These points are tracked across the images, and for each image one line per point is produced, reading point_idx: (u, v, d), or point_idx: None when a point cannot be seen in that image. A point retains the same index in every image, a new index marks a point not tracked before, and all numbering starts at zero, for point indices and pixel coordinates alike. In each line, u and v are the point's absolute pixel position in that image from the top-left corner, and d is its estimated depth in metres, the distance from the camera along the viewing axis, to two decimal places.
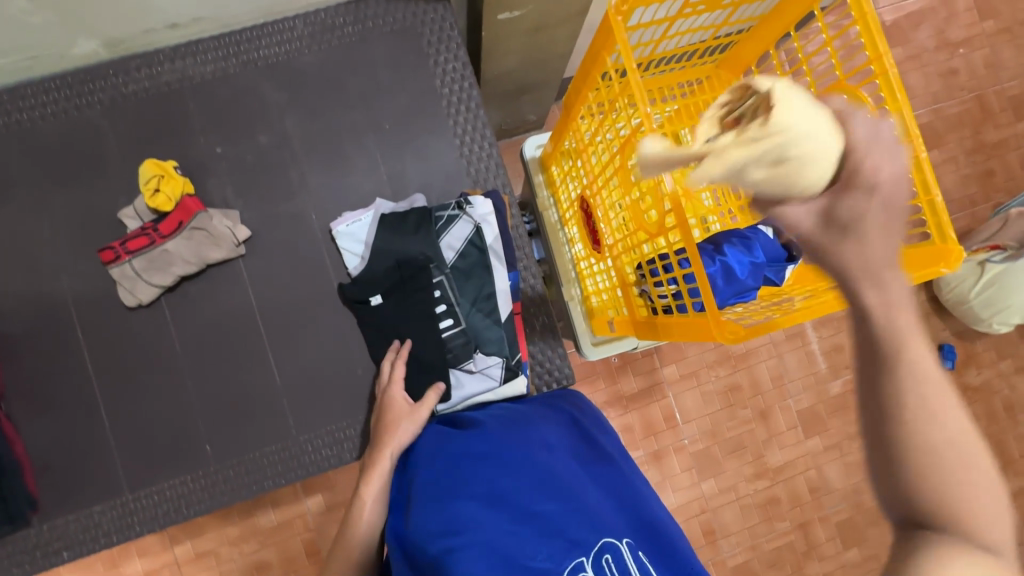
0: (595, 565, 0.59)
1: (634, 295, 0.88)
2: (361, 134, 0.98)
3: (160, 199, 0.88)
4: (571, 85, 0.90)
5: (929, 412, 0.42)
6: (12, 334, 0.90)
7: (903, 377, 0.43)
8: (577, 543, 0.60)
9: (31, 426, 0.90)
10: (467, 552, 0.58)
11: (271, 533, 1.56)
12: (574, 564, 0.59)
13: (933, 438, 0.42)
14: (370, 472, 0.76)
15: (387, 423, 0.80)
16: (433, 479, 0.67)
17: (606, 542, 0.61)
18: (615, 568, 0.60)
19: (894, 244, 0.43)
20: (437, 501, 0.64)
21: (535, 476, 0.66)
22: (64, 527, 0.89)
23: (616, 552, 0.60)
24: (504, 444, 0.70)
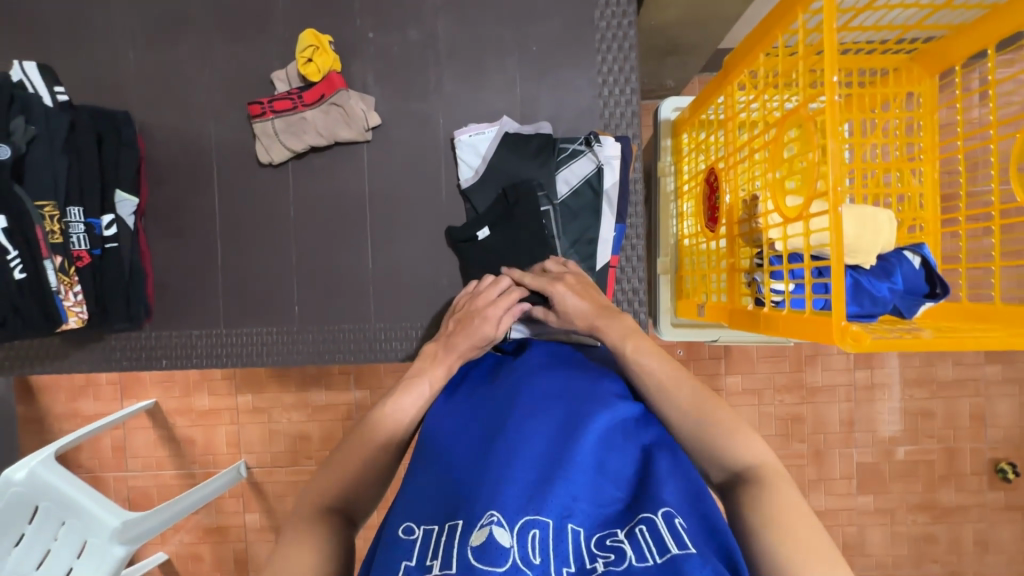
0: (627, 534, 0.48)
1: (740, 282, 0.83)
2: (506, 51, 0.96)
3: (310, 70, 0.93)
4: (738, 46, 0.80)
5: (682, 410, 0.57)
6: (160, 161, 1.00)
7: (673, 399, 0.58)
8: (613, 515, 0.51)
9: (159, 246, 1.01)
10: (503, 464, 0.55)
11: (319, 411, 1.70)
12: (606, 533, 0.49)
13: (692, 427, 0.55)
14: (431, 365, 0.71)
15: (466, 330, 0.76)
16: (496, 401, 0.65)
17: (645, 514, 0.49)
18: (649, 539, 0.46)
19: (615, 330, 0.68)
20: (493, 419, 0.62)
21: (597, 424, 0.57)
22: (168, 339, 1.00)
23: (653, 525, 0.47)
24: (579, 388, 0.65)
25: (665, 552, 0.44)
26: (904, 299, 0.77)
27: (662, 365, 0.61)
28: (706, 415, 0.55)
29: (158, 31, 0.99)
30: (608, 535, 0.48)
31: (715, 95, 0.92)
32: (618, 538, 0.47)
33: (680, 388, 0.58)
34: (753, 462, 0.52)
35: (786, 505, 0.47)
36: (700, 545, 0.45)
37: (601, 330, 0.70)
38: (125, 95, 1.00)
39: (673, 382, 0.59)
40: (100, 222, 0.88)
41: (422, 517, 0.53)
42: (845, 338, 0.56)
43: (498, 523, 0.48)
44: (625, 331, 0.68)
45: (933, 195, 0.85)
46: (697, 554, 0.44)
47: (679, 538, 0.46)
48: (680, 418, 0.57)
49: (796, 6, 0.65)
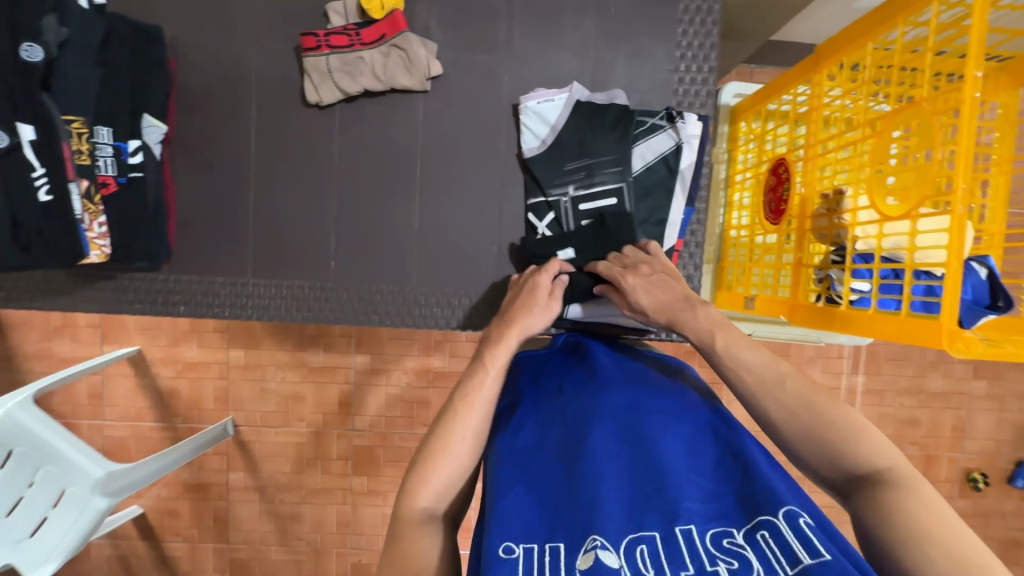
0: (747, 539, 0.48)
1: (806, 278, 0.82)
2: (582, 11, 0.90)
3: (374, 5, 0.85)
4: (841, 33, 0.76)
5: (786, 409, 0.53)
6: (191, 87, 0.91)
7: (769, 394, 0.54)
8: (723, 514, 0.51)
9: (184, 182, 0.92)
10: (594, 482, 0.55)
11: (315, 372, 1.63)
12: (720, 531, 0.49)
13: (795, 421, 0.52)
14: (494, 344, 0.69)
15: (518, 306, 0.74)
16: (570, 411, 0.65)
17: (764, 520, 0.49)
18: (775, 546, 0.46)
19: (692, 321, 0.62)
20: (571, 434, 0.62)
21: (676, 442, 0.59)
22: (188, 284, 0.93)
23: (776, 530, 0.48)
24: (652, 398, 0.65)
25: (797, 562, 0.44)
26: (966, 308, 0.77)
27: (762, 357, 0.56)
28: (821, 413, 0.52)
29: None
30: (724, 535, 0.49)
31: (794, 86, 0.88)
32: (738, 541, 0.48)
33: (784, 387, 0.54)
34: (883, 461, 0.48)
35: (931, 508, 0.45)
36: (832, 547, 0.44)
37: (683, 326, 0.63)
38: (155, 8, 0.89)
39: (773, 380, 0.54)
40: (127, 147, 0.79)
41: (516, 536, 0.52)
42: (955, 345, 0.55)
43: (603, 547, 0.47)
44: (715, 324, 0.61)
45: (1000, 208, 0.84)
46: (834, 559, 0.43)
47: (806, 540, 0.46)
48: (787, 420, 0.53)
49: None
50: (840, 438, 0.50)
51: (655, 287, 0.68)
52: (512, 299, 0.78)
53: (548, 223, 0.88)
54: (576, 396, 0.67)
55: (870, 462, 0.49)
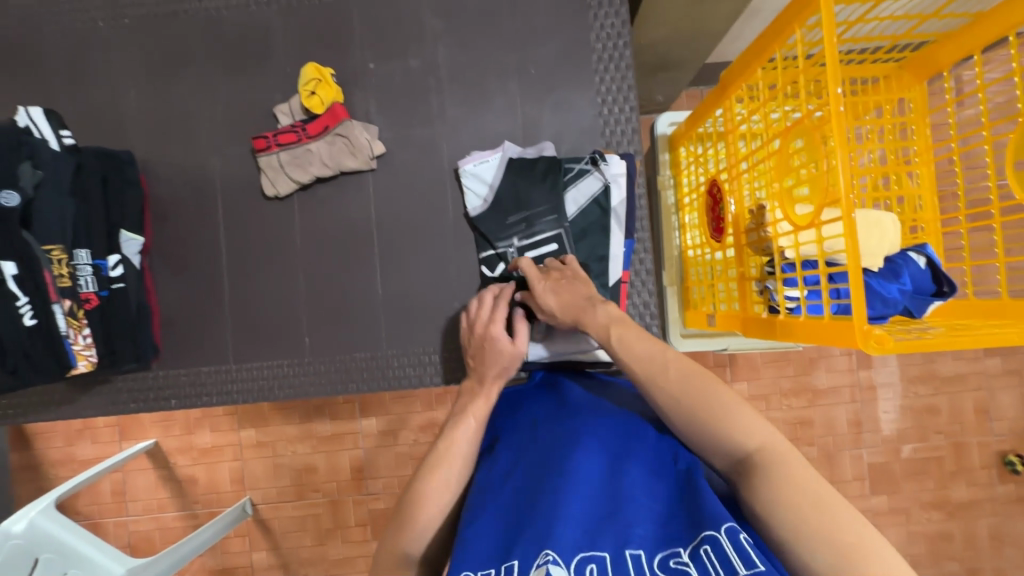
0: (692, 555, 0.49)
1: (751, 290, 0.84)
2: (505, 75, 0.98)
3: (313, 102, 0.94)
4: (736, 62, 0.82)
5: (672, 404, 0.60)
6: (164, 198, 1.00)
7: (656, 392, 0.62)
8: (673, 535, 0.52)
9: (166, 283, 1.00)
10: (551, 509, 0.56)
11: (324, 441, 1.67)
12: (668, 552, 0.50)
13: (679, 417, 0.59)
14: (474, 397, 0.75)
15: (487, 356, 0.78)
16: (537, 445, 0.67)
17: (707, 534, 0.49)
18: (715, 559, 0.47)
19: (596, 315, 0.72)
20: (536, 468, 0.64)
21: (635, 466, 0.60)
22: (177, 378, 0.99)
23: (717, 544, 0.48)
24: (616, 425, 0.67)
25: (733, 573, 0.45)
26: (913, 299, 0.78)
27: (644, 353, 0.65)
28: (701, 401, 0.58)
29: (158, 70, 1.00)
30: (672, 555, 0.49)
31: (712, 111, 0.94)
32: (683, 559, 0.48)
33: (664, 381, 0.62)
34: (753, 443, 0.54)
35: (804, 482, 0.50)
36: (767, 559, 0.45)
37: (589, 325, 0.73)
38: (128, 134, 1.00)
39: (660, 370, 0.62)
40: (106, 263, 0.88)
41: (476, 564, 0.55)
42: (868, 342, 0.57)
43: (554, 564, 0.49)
44: (611, 321, 0.71)
45: (932, 197, 0.86)
46: (767, 570, 0.44)
47: (744, 554, 0.46)
48: (676, 413, 0.60)
49: (795, 20, 0.67)
50: (714, 428, 0.57)
51: (565, 285, 0.78)
52: (472, 348, 0.81)
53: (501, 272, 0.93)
54: (545, 429, 0.69)
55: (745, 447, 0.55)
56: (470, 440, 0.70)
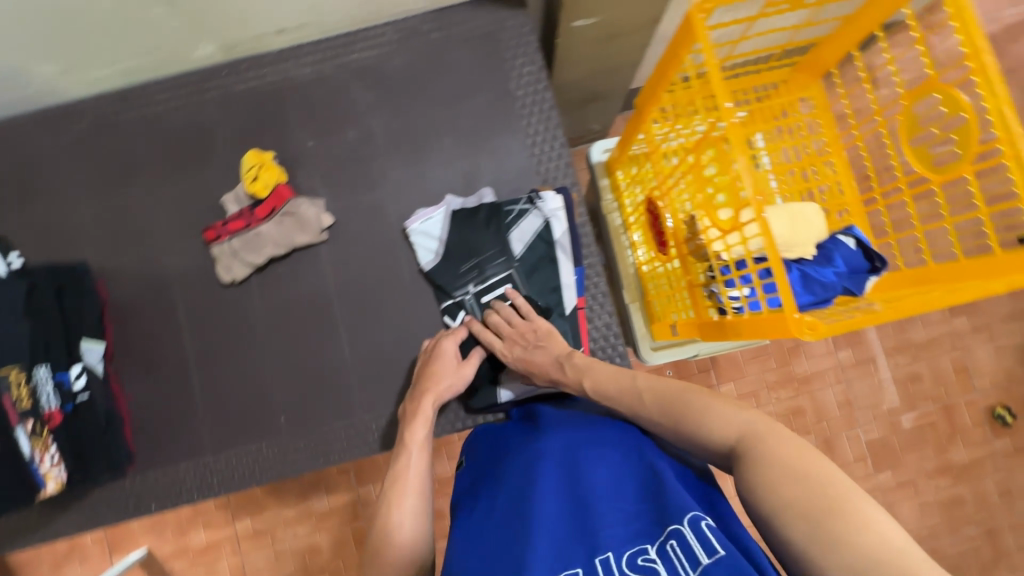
0: (659, 552, 0.58)
1: (702, 296, 0.87)
2: (439, 133, 1.03)
3: (258, 185, 0.97)
4: (644, 88, 0.87)
5: (662, 416, 0.67)
6: (123, 302, 1.01)
7: (643, 411, 0.69)
8: (642, 532, 0.61)
9: (133, 386, 0.99)
10: (534, 528, 0.63)
11: (323, 518, 1.62)
12: (636, 550, 0.59)
13: (663, 428, 0.67)
14: (415, 418, 0.83)
15: (431, 373, 0.86)
16: (518, 467, 0.73)
17: (673, 529, 0.58)
18: (681, 553, 0.56)
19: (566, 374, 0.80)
20: (518, 487, 0.70)
21: (604, 468, 0.67)
22: (155, 481, 0.97)
23: (682, 537, 0.57)
24: (587, 432, 0.73)
25: (698, 563, 0.55)
26: (850, 279, 0.82)
27: (621, 390, 0.72)
28: (677, 410, 0.66)
29: (103, 180, 1.03)
30: (640, 552, 0.59)
31: (635, 135, 0.99)
32: (650, 556, 0.58)
33: (646, 407, 0.69)
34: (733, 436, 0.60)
35: (784, 459, 0.54)
36: (725, 543, 0.55)
37: (562, 382, 0.81)
38: (79, 246, 1.01)
39: (636, 400, 0.70)
40: (70, 374, 0.88)
41: None
42: (803, 330, 0.61)
43: None
44: (580, 372, 0.79)
45: (849, 181, 0.92)
46: (726, 554, 0.54)
47: (705, 542, 0.55)
48: (663, 427, 0.67)
49: (681, 46, 0.73)
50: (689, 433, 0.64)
51: (528, 352, 0.86)
52: (420, 362, 0.89)
53: (462, 320, 0.95)
54: (524, 449, 0.75)
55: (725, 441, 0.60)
56: (418, 470, 0.77)
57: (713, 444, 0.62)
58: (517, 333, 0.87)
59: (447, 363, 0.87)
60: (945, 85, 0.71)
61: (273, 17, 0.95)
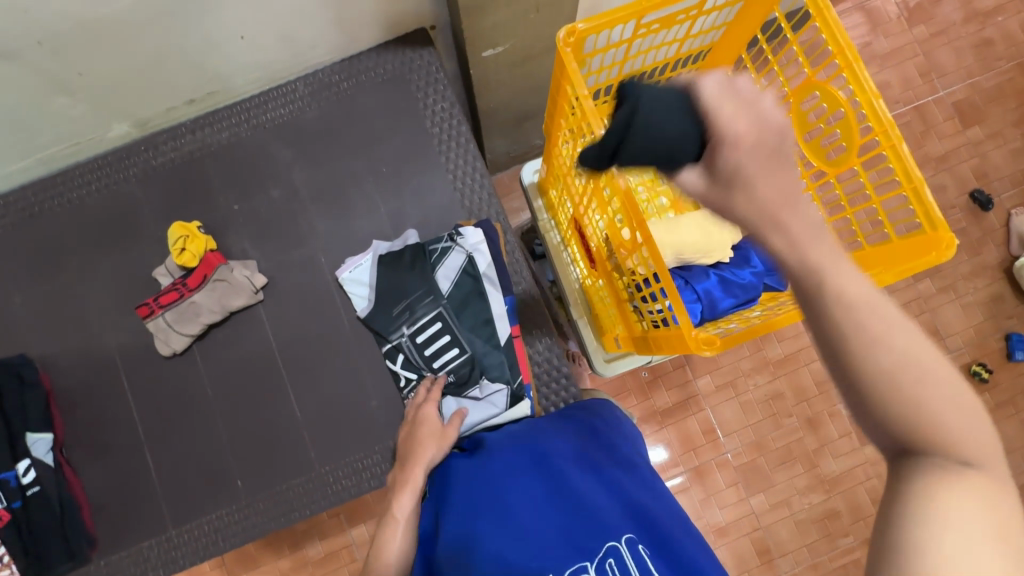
0: (598, 570, 0.64)
1: (630, 311, 0.88)
2: (361, 180, 1.05)
3: (186, 257, 0.98)
4: (548, 113, 0.92)
5: (916, 369, 0.40)
6: (68, 387, 1.01)
7: (875, 328, 0.40)
8: (580, 548, 0.65)
9: (88, 470, 0.99)
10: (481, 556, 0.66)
11: (319, 564, 1.61)
12: (577, 566, 0.64)
13: (893, 363, 0.40)
14: (403, 484, 0.80)
15: (416, 439, 0.85)
16: (460, 492, 0.74)
17: (610, 547, 0.65)
18: (617, 570, 0.64)
19: (804, 232, 0.41)
20: (466, 510, 0.72)
21: (544, 490, 0.71)
22: (119, 562, 0.97)
23: (619, 556, 0.65)
24: (525, 451, 0.77)
25: None
26: (770, 276, 0.85)
27: (854, 283, 0.41)
28: (942, 403, 0.40)
29: (36, 269, 1.03)
30: (580, 570, 0.64)
31: (552, 160, 1.03)
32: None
33: (882, 342, 0.40)
34: (976, 466, 0.40)
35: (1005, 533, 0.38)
36: (660, 568, 0.64)
37: (775, 245, 0.42)
38: (19, 337, 1.02)
39: (890, 340, 0.40)
40: (16, 471, 0.92)
41: None
42: (701, 345, 0.64)
43: None
44: (826, 260, 0.41)
45: None
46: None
47: (642, 564, 0.64)
48: (891, 381, 0.40)
49: (563, 79, 0.78)
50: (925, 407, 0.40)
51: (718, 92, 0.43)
52: (404, 433, 0.89)
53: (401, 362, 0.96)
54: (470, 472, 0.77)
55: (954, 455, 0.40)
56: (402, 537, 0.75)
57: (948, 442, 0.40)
58: (745, 109, 0.42)
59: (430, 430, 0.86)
60: (822, 82, 0.73)
61: (178, 90, 0.96)
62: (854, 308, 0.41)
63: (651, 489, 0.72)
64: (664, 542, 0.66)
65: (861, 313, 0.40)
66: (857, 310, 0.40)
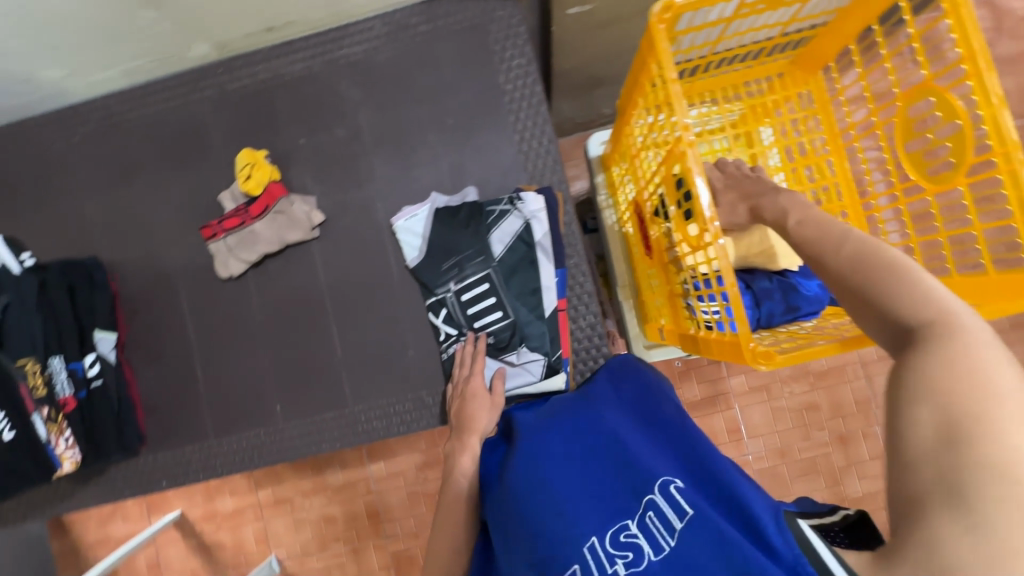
0: (640, 526, 0.53)
1: (681, 307, 0.84)
2: (425, 130, 1.03)
3: (250, 185, 0.99)
4: (625, 87, 0.86)
5: (864, 252, 0.53)
6: (132, 294, 1.07)
7: (824, 236, 0.57)
8: (617, 506, 0.55)
9: (144, 372, 1.06)
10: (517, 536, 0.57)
11: (338, 491, 1.70)
12: (618, 527, 0.54)
13: (847, 255, 0.54)
14: (460, 452, 0.80)
15: (469, 411, 0.86)
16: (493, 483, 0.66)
17: (648, 500, 0.55)
18: (660, 524, 0.52)
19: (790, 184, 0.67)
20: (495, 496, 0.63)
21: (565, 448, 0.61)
22: (164, 460, 1.05)
23: (658, 508, 0.53)
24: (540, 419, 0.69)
25: (675, 530, 0.51)
26: None
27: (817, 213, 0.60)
28: (888, 274, 0.50)
29: (112, 177, 1.08)
30: (621, 529, 0.53)
31: (621, 136, 0.98)
32: (632, 532, 0.53)
33: (836, 249, 0.55)
34: (935, 332, 0.46)
35: (965, 371, 0.42)
36: (696, 503, 0.52)
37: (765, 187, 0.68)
38: (93, 240, 1.08)
39: (835, 239, 0.56)
40: (83, 363, 0.94)
41: None
42: (758, 359, 0.58)
43: None
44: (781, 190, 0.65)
45: (850, 183, 0.87)
46: (696, 514, 0.51)
47: (676, 505, 0.53)
48: (846, 272, 0.53)
49: (648, 56, 0.72)
50: (892, 275, 0.50)
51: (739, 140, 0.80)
52: (454, 406, 0.90)
53: (444, 317, 0.97)
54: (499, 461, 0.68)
55: (917, 315, 0.47)
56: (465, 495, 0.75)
57: (906, 313, 0.48)
58: None
59: (480, 400, 0.88)
60: (940, 89, 0.65)
61: (259, 16, 0.96)
62: (815, 231, 0.58)
63: (679, 426, 0.63)
64: (715, 493, 0.54)
65: (837, 234, 0.56)
66: (796, 228, 0.60)
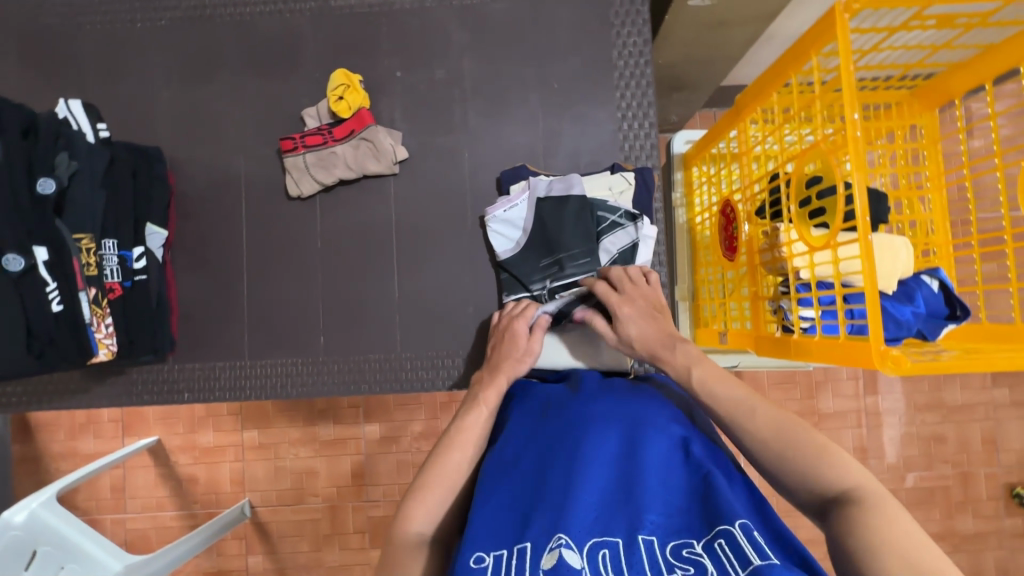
0: (705, 548, 0.50)
1: (764, 309, 0.86)
2: (526, 90, 1.01)
3: (341, 107, 0.97)
4: (750, 86, 0.83)
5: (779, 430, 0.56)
6: (189, 194, 1.02)
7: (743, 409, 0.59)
8: (685, 527, 0.53)
9: (186, 278, 1.01)
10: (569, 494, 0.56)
11: (326, 446, 1.64)
12: (681, 543, 0.51)
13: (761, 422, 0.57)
14: (484, 385, 0.75)
15: (503, 349, 0.80)
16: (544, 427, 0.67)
17: (721, 528, 0.50)
18: (729, 553, 0.48)
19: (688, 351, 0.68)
20: (551, 443, 0.64)
21: (650, 445, 0.60)
22: (190, 372, 0.99)
23: (732, 538, 0.49)
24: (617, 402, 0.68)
25: (749, 564, 0.46)
26: (927, 322, 0.79)
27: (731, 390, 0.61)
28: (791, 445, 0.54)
29: (190, 71, 1.03)
30: (684, 545, 0.50)
31: (724, 134, 0.95)
32: (696, 550, 0.49)
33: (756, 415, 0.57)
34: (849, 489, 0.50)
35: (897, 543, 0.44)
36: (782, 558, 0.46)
37: (665, 362, 0.69)
38: (158, 132, 1.03)
39: (746, 413, 0.58)
40: (132, 254, 0.89)
41: (488, 544, 0.54)
42: (885, 362, 0.59)
43: (566, 545, 0.50)
44: (690, 361, 0.66)
45: (943, 221, 0.89)
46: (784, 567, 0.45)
47: (759, 549, 0.47)
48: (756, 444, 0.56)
49: (809, 49, 0.68)
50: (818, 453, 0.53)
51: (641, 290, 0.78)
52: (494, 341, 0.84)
53: None
54: (555, 416, 0.68)
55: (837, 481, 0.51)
56: (481, 427, 0.69)
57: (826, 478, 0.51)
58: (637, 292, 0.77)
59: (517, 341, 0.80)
60: None
61: None
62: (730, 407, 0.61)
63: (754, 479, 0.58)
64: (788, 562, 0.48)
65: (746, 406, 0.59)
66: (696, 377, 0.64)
